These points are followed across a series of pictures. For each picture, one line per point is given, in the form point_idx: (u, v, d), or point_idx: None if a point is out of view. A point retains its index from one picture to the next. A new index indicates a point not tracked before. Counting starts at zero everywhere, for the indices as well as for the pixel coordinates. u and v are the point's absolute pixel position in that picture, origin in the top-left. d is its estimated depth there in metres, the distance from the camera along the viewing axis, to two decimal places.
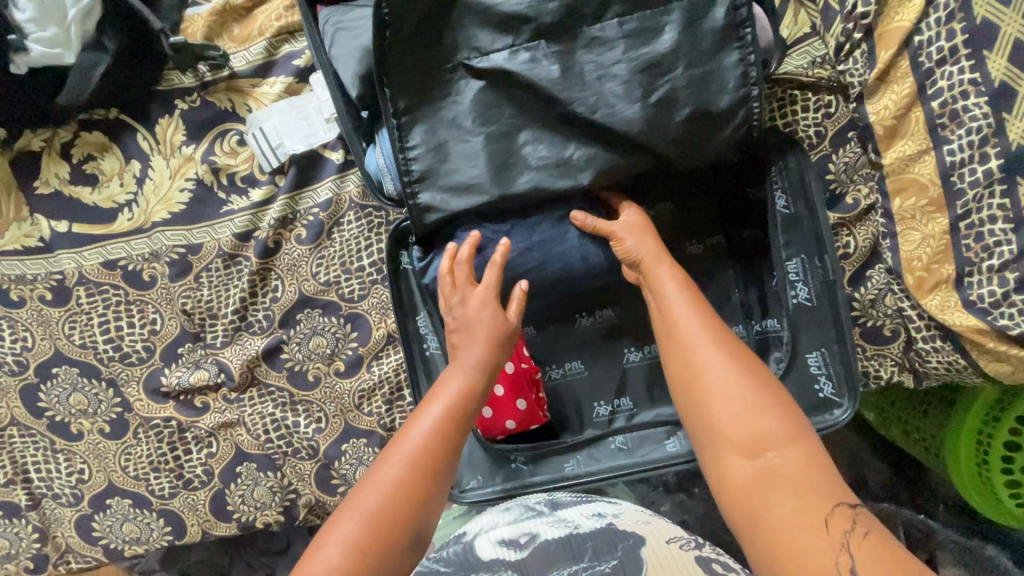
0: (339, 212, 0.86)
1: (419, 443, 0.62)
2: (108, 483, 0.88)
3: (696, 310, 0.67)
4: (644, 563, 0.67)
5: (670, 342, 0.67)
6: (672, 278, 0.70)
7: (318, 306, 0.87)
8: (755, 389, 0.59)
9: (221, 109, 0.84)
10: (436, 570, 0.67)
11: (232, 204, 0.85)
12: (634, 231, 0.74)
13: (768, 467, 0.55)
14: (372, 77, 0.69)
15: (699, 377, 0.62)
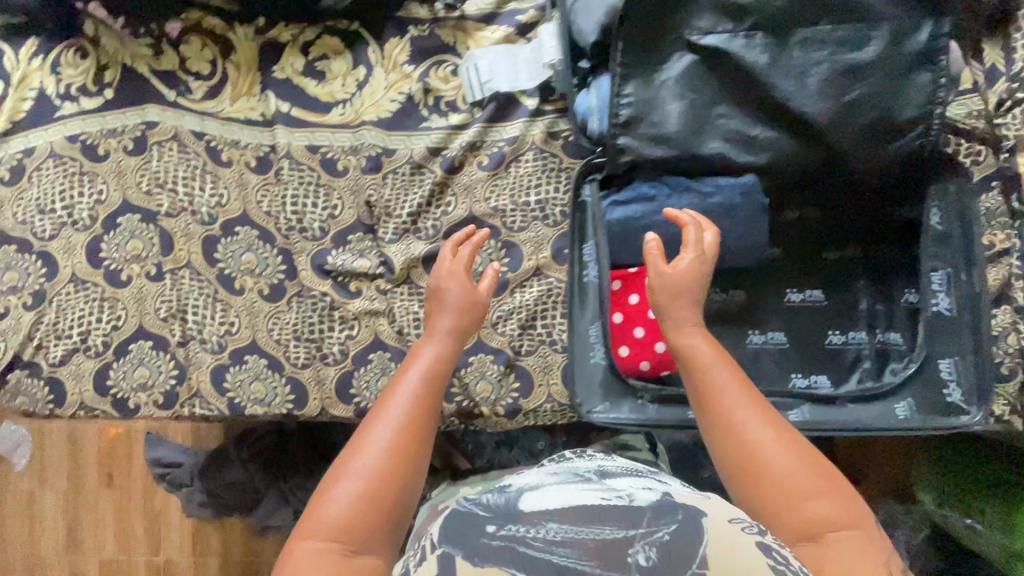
0: (521, 150, 0.96)
1: (398, 421, 0.71)
2: (252, 341, 0.95)
3: (734, 377, 0.70)
4: (707, 534, 0.53)
5: (711, 422, 0.69)
6: (703, 338, 0.73)
7: (481, 228, 0.96)
8: (805, 468, 0.64)
9: (445, 42, 0.96)
10: (474, 513, 0.56)
11: (431, 121, 0.96)
12: (687, 278, 0.75)
13: (834, 544, 0.61)
14: (607, 30, 0.80)
15: (758, 472, 0.64)
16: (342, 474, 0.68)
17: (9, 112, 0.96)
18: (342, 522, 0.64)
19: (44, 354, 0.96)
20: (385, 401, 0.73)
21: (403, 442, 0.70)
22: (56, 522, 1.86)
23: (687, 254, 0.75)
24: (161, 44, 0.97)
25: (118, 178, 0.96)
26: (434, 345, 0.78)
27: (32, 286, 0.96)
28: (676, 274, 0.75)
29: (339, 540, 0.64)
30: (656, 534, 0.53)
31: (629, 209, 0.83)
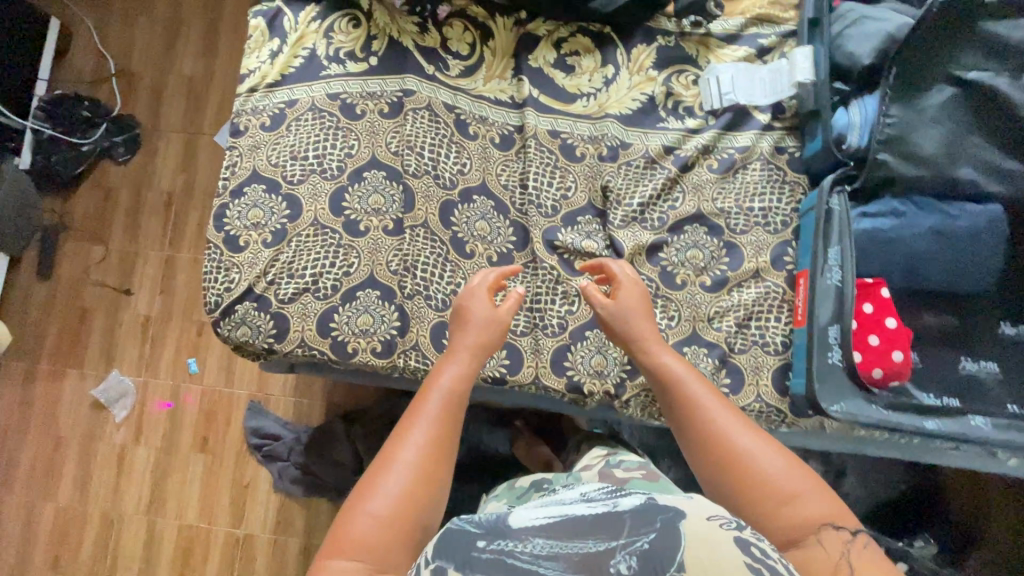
0: (749, 159, 1.02)
1: (436, 415, 0.69)
2: None
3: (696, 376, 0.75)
4: (684, 540, 0.52)
5: (688, 423, 0.70)
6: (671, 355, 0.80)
7: (706, 225, 1.00)
8: (753, 439, 0.65)
9: (688, 55, 1.04)
10: (465, 529, 0.57)
11: (668, 123, 1.03)
12: (631, 295, 0.88)
13: (802, 540, 0.58)
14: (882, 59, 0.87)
15: (720, 447, 0.65)
16: (389, 469, 0.63)
17: (281, 66, 1.04)
18: (374, 532, 0.59)
19: (273, 291, 0.99)
20: (401, 428, 0.67)
21: (431, 449, 0.65)
22: (143, 481, 1.64)
23: (625, 286, 0.88)
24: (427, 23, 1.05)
25: (370, 137, 1.03)
26: (457, 366, 0.76)
27: (273, 225, 1.01)
28: (630, 299, 0.86)
29: (378, 537, 0.58)
30: (636, 543, 0.53)
31: (878, 221, 0.88)
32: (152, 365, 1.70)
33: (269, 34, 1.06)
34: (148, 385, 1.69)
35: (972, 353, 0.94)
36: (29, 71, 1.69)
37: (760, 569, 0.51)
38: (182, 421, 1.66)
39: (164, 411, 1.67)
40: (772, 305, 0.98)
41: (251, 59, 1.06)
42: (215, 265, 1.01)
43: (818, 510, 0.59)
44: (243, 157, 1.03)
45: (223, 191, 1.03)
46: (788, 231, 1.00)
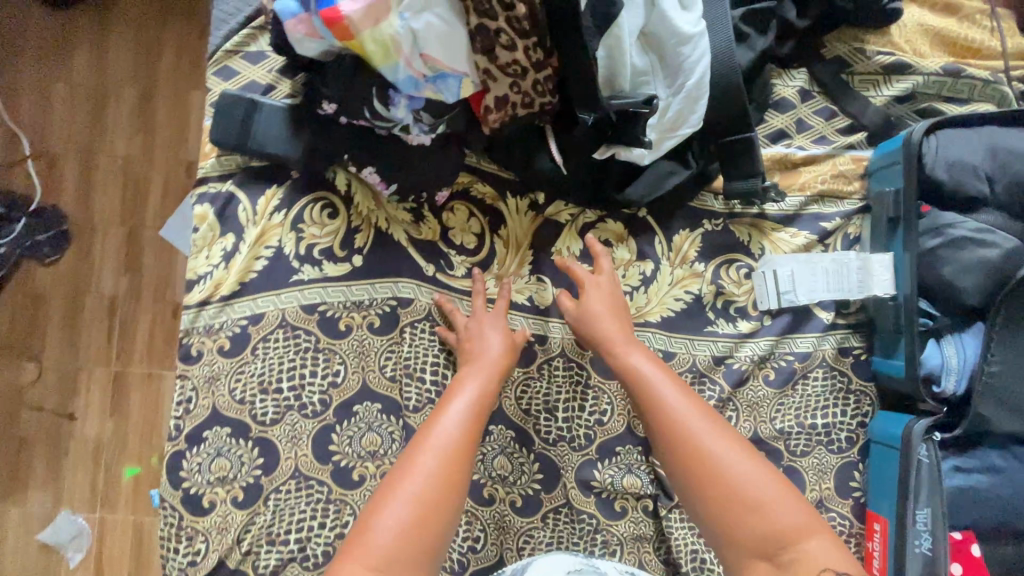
0: (811, 367, 0.87)
1: (452, 434, 0.64)
2: (498, 558, 0.82)
3: (673, 382, 0.67)
4: None
5: (659, 429, 0.63)
6: (646, 358, 0.70)
7: (763, 449, 0.86)
8: (732, 445, 0.59)
9: (739, 240, 0.87)
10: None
11: (717, 326, 0.87)
12: (600, 291, 0.79)
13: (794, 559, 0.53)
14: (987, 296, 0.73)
15: (693, 462, 0.59)
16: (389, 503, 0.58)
17: (238, 272, 0.82)
18: (391, 547, 0.55)
19: (251, 562, 0.81)
20: (409, 453, 0.63)
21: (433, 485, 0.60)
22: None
23: (589, 287, 0.79)
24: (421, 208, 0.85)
25: (359, 360, 0.83)
26: (466, 398, 0.69)
27: (244, 480, 0.81)
28: (595, 298, 0.78)
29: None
30: None
31: (972, 477, 0.76)
32: (108, 500, 1.42)
33: (220, 227, 0.83)
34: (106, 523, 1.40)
35: None
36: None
37: None
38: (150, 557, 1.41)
39: (128, 527, 1.43)
40: None
41: (198, 261, 0.83)
42: (174, 531, 0.81)
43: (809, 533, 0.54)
44: (198, 390, 0.82)
45: (177, 435, 0.82)
46: (853, 450, 0.87)
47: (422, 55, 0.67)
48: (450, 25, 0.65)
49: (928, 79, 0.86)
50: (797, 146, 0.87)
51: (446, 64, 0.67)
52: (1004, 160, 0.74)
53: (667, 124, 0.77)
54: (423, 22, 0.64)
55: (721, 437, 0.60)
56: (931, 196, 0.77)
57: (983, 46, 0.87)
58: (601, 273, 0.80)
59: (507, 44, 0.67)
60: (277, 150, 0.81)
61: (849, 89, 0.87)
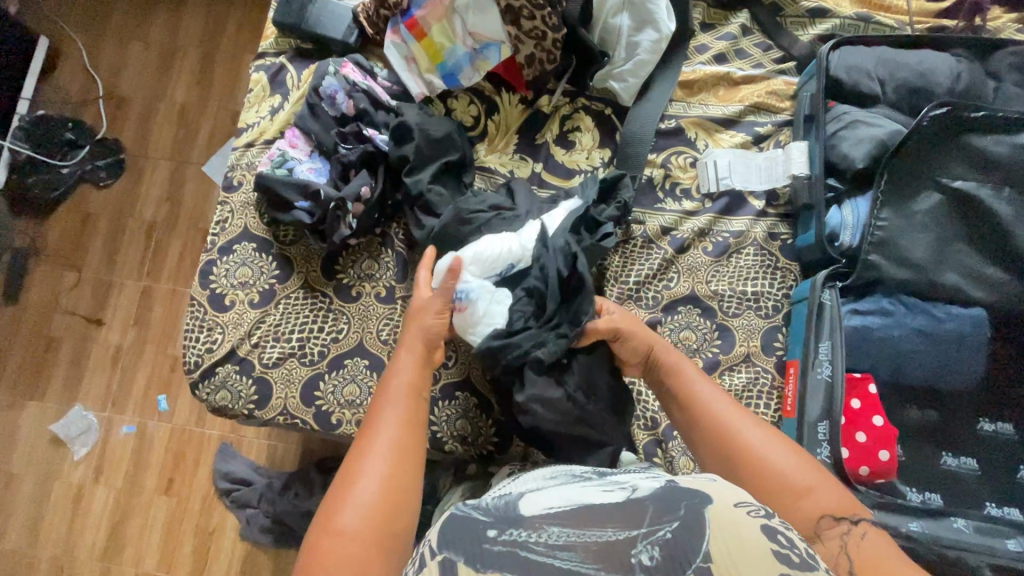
0: (743, 244, 1.03)
1: (393, 430, 0.70)
2: (464, 377, 0.96)
3: (715, 393, 0.76)
4: (710, 528, 0.54)
5: (708, 431, 0.73)
6: (688, 361, 0.81)
7: (699, 307, 1.01)
8: (772, 442, 0.70)
9: (687, 137, 1.06)
10: (473, 518, 0.58)
11: (665, 204, 1.04)
12: (629, 309, 0.86)
13: (811, 507, 0.65)
14: (877, 162, 0.91)
15: (739, 457, 0.69)
16: (373, 441, 0.69)
17: (280, 123, 1.03)
18: (354, 544, 0.61)
19: (257, 354, 0.96)
20: (360, 447, 0.69)
21: (411, 423, 0.71)
22: (100, 524, 1.59)
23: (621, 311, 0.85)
24: (444, 131, 0.97)
25: None
26: (406, 372, 0.76)
27: (261, 286, 0.98)
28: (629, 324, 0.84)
29: (356, 513, 0.63)
30: (658, 532, 0.54)
31: (867, 319, 0.90)
32: (119, 401, 1.67)
33: (270, 89, 1.05)
34: (114, 417, 1.66)
35: (953, 449, 0.92)
36: (12, 88, 1.70)
37: (789, 554, 0.52)
38: (147, 458, 1.63)
39: (132, 431, 1.64)
40: (761, 392, 0.98)
41: (250, 114, 1.04)
42: (198, 323, 0.97)
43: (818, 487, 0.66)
44: (234, 213, 1.01)
45: (211, 247, 1.00)
46: (779, 316, 1.01)
47: (471, 34, 0.98)
48: (482, 5, 0.95)
49: (843, 23, 1.07)
50: (737, 67, 1.08)
51: (487, 35, 0.98)
52: (893, 68, 0.94)
53: (641, 67, 1.00)
54: (467, 9, 0.96)
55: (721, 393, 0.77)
56: (837, 95, 0.96)
57: (892, 3, 1.09)
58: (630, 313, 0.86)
59: (528, 15, 0.95)
60: (322, 31, 1.03)
61: (780, 27, 1.08)
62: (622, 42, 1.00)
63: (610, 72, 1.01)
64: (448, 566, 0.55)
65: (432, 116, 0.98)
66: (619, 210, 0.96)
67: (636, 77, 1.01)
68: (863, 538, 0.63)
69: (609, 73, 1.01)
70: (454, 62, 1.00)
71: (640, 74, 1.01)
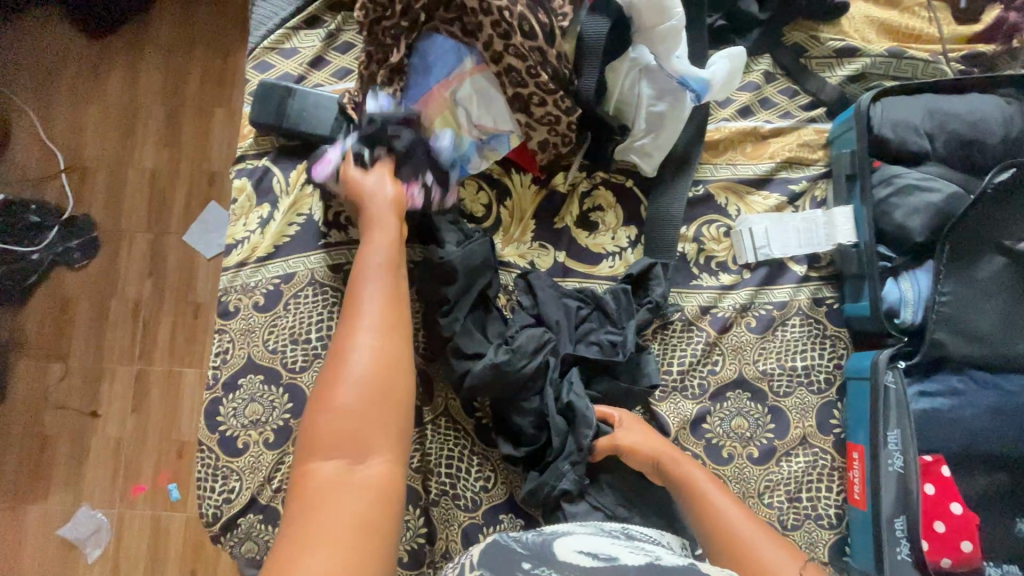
0: (788, 315, 0.96)
1: (376, 327, 0.64)
2: (509, 498, 0.89)
3: (727, 494, 0.74)
4: None
5: (712, 530, 0.70)
6: (699, 467, 0.79)
7: (749, 390, 0.94)
8: (771, 537, 0.67)
9: (718, 203, 0.98)
10: (510, 547, 0.57)
11: (701, 280, 0.96)
12: (638, 425, 0.85)
13: None
14: (937, 229, 0.84)
15: (740, 548, 0.67)
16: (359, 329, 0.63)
17: (273, 236, 0.93)
18: (335, 479, 0.54)
19: (280, 499, 0.88)
20: (345, 325, 0.64)
21: (392, 352, 0.63)
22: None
23: (627, 421, 0.85)
24: None
25: None
26: (377, 282, 0.69)
27: (275, 422, 0.89)
28: (631, 437, 0.82)
29: (354, 426, 0.57)
30: None
31: (935, 400, 0.84)
32: (128, 495, 1.58)
33: (256, 198, 0.94)
34: (124, 514, 1.57)
35: None
36: None
37: None
38: (165, 550, 1.55)
39: (145, 526, 1.56)
40: (821, 474, 0.92)
41: (237, 228, 0.94)
42: (211, 471, 0.89)
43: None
44: (235, 342, 0.91)
45: (214, 383, 0.91)
46: (833, 390, 0.95)
47: (476, 126, 0.88)
48: (488, 95, 0.86)
49: (874, 61, 0.99)
50: (764, 120, 0.99)
51: (493, 126, 0.88)
52: (941, 121, 0.86)
53: (665, 140, 0.91)
54: (472, 103, 0.86)
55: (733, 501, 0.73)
56: (882, 154, 0.88)
57: (924, 33, 1.00)
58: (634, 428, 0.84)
59: (539, 101, 0.86)
60: (307, 128, 0.93)
61: (807, 71, 0.99)
62: (645, 110, 0.90)
63: (630, 145, 0.93)
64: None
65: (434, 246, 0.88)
66: (652, 311, 0.91)
67: (658, 149, 0.92)
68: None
69: (629, 146, 0.93)
70: (459, 154, 0.91)
71: (663, 145, 0.92)
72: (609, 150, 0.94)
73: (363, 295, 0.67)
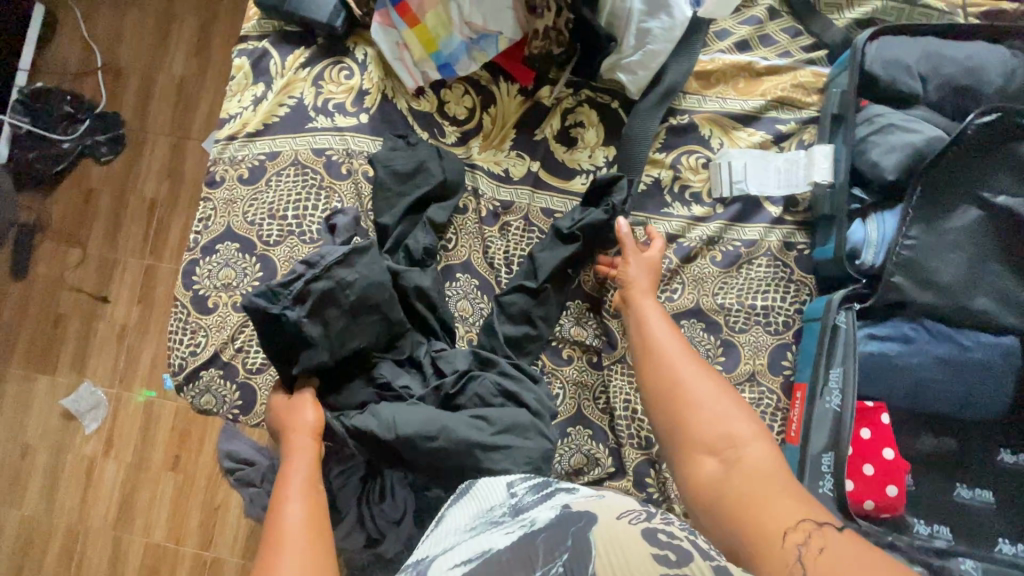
0: (755, 254, 0.95)
1: (302, 525, 0.62)
2: None
3: (672, 334, 0.76)
4: (595, 549, 0.49)
5: (649, 363, 0.73)
6: (654, 308, 0.81)
7: (704, 321, 0.94)
8: (713, 381, 0.69)
9: (701, 134, 0.97)
10: None
11: (672, 208, 0.96)
12: (641, 263, 0.87)
13: (734, 459, 0.61)
14: (912, 171, 0.82)
15: (671, 387, 0.69)
16: (280, 540, 0.60)
17: (264, 114, 0.97)
18: None
19: (241, 358, 0.93)
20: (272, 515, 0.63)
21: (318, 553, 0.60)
22: (111, 499, 1.57)
23: (633, 258, 0.87)
24: (414, 164, 0.92)
25: (354, 200, 0.95)
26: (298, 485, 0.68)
27: (245, 287, 0.95)
28: (635, 271, 0.86)
29: None
30: (552, 566, 0.48)
31: (885, 345, 0.84)
32: (127, 378, 1.63)
33: (253, 77, 0.99)
34: (121, 395, 1.62)
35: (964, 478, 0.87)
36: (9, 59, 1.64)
37: (668, 554, 0.48)
38: (155, 435, 1.59)
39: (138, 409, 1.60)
40: (764, 413, 0.91)
41: (232, 103, 0.98)
42: (181, 326, 0.95)
43: (750, 431, 0.63)
44: (217, 210, 0.96)
45: (194, 246, 0.96)
46: (789, 333, 0.94)
47: (467, 23, 0.90)
48: None
49: (885, 7, 0.96)
50: (761, 56, 0.98)
51: (483, 24, 0.89)
52: (936, 64, 0.83)
53: (652, 58, 0.90)
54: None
55: (670, 332, 0.76)
56: (871, 94, 0.87)
57: None
58: (305, 408, 0.77)
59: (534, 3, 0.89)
60: (306, 12, 0.96)
61: (813, 10, 0.97)
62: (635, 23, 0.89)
63: (619, 62, 0.92)
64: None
65: (409, 147, 0.93)
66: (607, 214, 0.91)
67: (646, 68, 0.92)
68: (801, 560, 0.50)
69: (619, 62, 0.92)
70: (449, 50, 0.93)
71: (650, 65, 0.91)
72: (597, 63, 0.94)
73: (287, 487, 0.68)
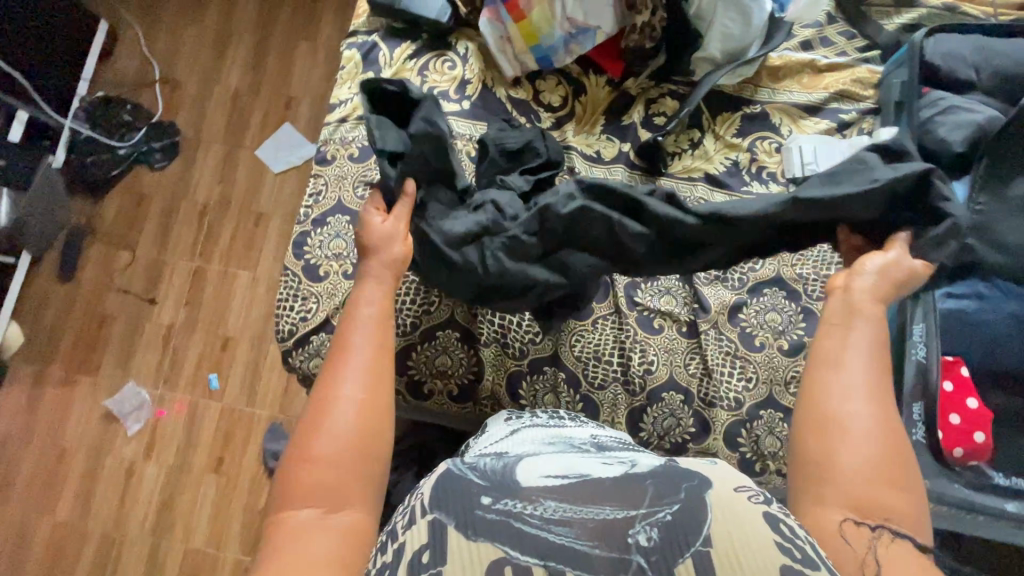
0: None
1: (361, 371, 0.60)
2: (553, 354, 0.97)
3: (862, 375, 0.59)
4: (712, 510, 0.49)
5: (814, 407, 0.58)
6: (839, 340, 0.62)
7: (783, 289, 1.01)
8: (887, 434, 0.55)
9: (772, 122, 1.07)
10: (468, 479, 0.53)
11: (750, 187, 1.03)
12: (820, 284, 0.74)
13: (874, 528, 0.52)
14: (976, 144, 0.93)
15: (832, 426, 0.56)
16: (340, 384, 0.59)
17: None
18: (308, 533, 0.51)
19: None
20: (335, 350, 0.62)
21: (370, 406, 0.58)
22: (148, 506, 1.43)
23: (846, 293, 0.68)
24: (523, 141, 0.98)
25: None
26: (365, 330, 0.64)
27: (356, 256, 1.00)
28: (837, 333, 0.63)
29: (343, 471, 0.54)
30: (658, 514, 0.49)
31: (962, 302, 0.91)
32: (170, 381, 1.50)
33: (363, 66, 1.07)
34: (165, 400, 1.49)
35: None
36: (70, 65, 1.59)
37: (792, 548, 0.47)
38: (199, 433, 1.46)
39: (178, 413, 1.48)
40: None
41: (343, 90, 1.07)
42: (292, 292, 0.99)
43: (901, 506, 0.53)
44: (329, 185, 1.03)
45: (306, 219, 1.02)
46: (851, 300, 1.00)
47: (569, 19, 1.00)
48: None
49: (929, 14, 1.09)
50: (821, 55, 1.10)
51: (585, 20, 1.00)
52: (989, 55, 0.95)
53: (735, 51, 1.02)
54: None
55: (862, 394, 0.57)
56: (930, 81, 0.98)
57: None
58: (393, 241, 0.76)
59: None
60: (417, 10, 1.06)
61: (865, 16, 1.10)
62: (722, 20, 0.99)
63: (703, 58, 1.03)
64: (436, 528, 0.49)
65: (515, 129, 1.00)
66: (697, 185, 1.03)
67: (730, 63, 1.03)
68: (872, 552, 0.50)
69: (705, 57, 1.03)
70: (550, 44, 1.02)
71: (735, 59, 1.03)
72: (686, 58, 1.05)
73: (353, 325, 0.65)
